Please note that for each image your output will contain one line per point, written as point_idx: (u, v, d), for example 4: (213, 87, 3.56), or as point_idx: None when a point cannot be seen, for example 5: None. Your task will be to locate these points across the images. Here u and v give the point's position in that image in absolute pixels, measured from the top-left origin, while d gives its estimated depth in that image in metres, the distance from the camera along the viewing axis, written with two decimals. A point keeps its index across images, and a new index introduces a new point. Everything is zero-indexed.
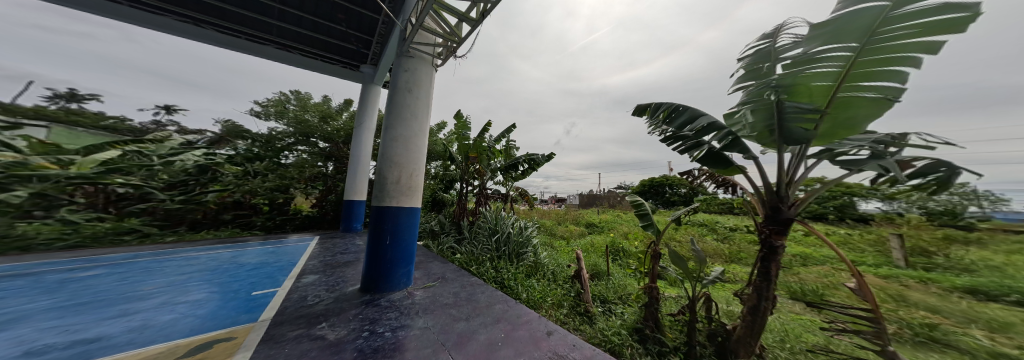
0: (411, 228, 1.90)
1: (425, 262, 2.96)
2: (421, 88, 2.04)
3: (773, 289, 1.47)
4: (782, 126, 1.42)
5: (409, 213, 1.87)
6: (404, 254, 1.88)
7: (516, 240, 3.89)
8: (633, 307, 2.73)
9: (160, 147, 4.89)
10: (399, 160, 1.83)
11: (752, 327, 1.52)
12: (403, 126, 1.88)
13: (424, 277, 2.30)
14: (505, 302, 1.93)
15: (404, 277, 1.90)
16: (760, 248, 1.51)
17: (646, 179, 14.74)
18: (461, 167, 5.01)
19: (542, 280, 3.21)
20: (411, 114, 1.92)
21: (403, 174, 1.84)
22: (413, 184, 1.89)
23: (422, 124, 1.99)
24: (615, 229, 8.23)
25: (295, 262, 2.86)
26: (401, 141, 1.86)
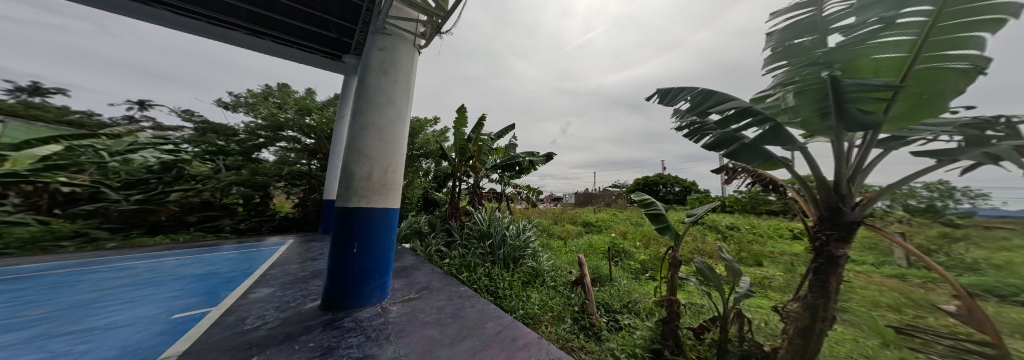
0: (388, 233, 1.65)
1: (410, 268, 2.71)
2: (400, 70, 1.78)
3: (829, 309, 1.66)
4: (840, 108, 1.43)
5: (383, 216, 1.61)
6: (378, 263, 1.63)
7: (512, 243, 3.65)
8: (645, 320, 2.64)
9: (116, 142, 4.48)
10: (371, 152, 1.56)
11: (807, 351, 1.70)
12: (376, 113, 1.62)
13: (403, 288, 2.04)
14: (498, 319, 1.70)
15: (377, 290, 1.65)
16: (821, 260, 1.69)
17: (641, 177, 14.61)
18: (454, 163, 4.73)
19: (541, 288, 3.01)
20: (388, 99, 1.66)
21: (376, 169, 1.58)
22: (392, 180, 1.65)
23: (403, 111, 1.75)
24: (612, 228, 8.05)
25: (249, 272, 2.57)
26: (376, 130, 1.60)
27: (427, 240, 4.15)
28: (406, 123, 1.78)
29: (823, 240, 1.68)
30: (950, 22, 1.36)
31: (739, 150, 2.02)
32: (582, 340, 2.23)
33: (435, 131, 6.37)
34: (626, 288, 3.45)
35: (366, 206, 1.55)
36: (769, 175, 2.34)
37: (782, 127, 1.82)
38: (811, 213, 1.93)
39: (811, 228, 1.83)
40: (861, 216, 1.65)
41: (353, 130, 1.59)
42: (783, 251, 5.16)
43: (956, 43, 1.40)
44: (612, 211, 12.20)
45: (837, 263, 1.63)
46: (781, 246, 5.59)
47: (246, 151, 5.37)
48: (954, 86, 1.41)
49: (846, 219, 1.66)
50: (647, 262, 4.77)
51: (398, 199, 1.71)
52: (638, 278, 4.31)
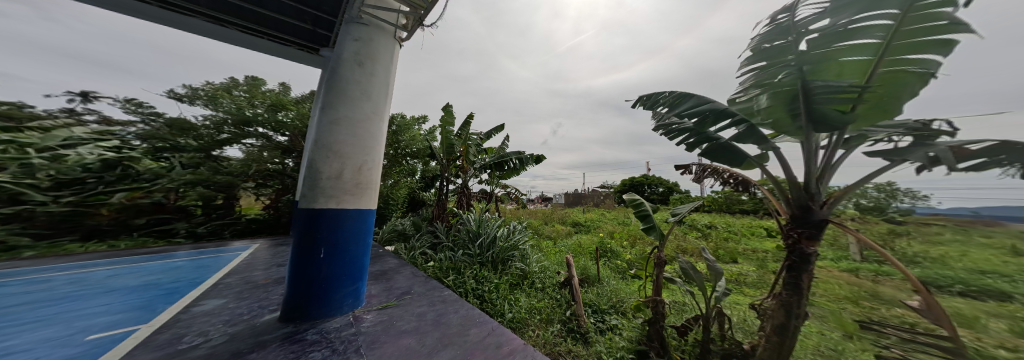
0: (361, 235, 1.54)
1: (390, 271, 2.57)
2: (378, 62, 1.66)
3: (802, 306, 1.72)
4: (812, 109, 1.51)
5: (354, 218, 1.49)
6: (349, 269, 1.52)
7: (501, 245, 3.56)
8: (632, 320, 2.64)
9: (47, 137, 3.79)
10: (342, 149, 1.43)
11: (781, 346, 1.75)
12: (349, 106, 1.48)
13: (379, 295, 1.91)
14: (482, 326, 1.62)
15: (349, 298, 1.54)
16: (793, 257, 1.75)
17: (628, 178, 14.91)
18: (441, 163, 4.57)
19: (529, 291, 2.95)
20: (364, 93, 1.55)
21: (347, 167, 1.45)
22: (367, 179, 1.54)
23: (380, 107, 1.63)
24: (600, 228, 8.13)
25: (199, 282, 2.36)
26: (348, 125, 1.47)
27: (411, 242, 3.99)
28: (384, 119, 1.67)
29: (795, 238, 1.74)
30: (914, 26, 1.39)
31: (717, 150, 2.07)
32: (570, 343, 2.19)
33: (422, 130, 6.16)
34: (615, 288, 3.45)
35: (336, 207, 1.43)
36: (742, 176, 2.37)
37: (755, 127, 1.88)
38: (782, 212, 2.00)
39: (785, 227, 1.89)
40: (829, 214, 1.73)
41: (320, 124, 1.44)
42: (759, 248, 5.38)
43: (916, 48, 1.43)
44: (600, 211, 12.36)
45: (808, 261, 1.69)
46: (758, 243, 5.83)
47: (209, 148, 4.87)
48: (907, 89, 1.49)
49: (815, 218, 1.73)
50: (633, 261, 4.82)
51: (374, 199, 1.60)
52: (625, 278, 4.34)
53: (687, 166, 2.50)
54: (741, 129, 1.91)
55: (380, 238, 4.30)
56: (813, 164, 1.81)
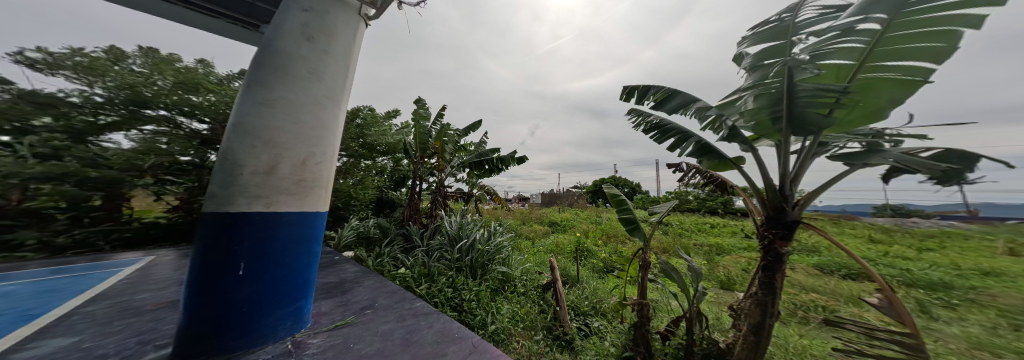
0: (300, 244, 1.25)
1: (347, 283, 2.25)
2: (334, 40, 1.39)
3: (774, 305, 1.76)
4: (795, 112, 1.52)
5: (291, 223, 1.19)
6: (284, 286, 1.23)
7: (481, 248, 3.37)
8: (616, 324, 2.61)
9: None
10: (277, 137, 1.12)
11: (757, 345, 1.77)
12: (291, 85, 1.18)
13: (329, 314, 1.63)
14: (464, 342, 1.47)
15: (286, 320, 1.27)
16: (767, 256, 1.79)
17: (600, 179, 15.45)
18: (414, 161, 4.23)
19: (511, 298, 2.81)
20: (313, 73, 1.27)
21: (284, 160, 1.14)
22: (312, 176, 1.25)
23: (333, 92, 1.37)
24: (575, 227, 8.27)
25: (44, 310, 1.75)
26: (289, 108, 1.16)
27: (377, 247, 3.61)
28: (336, 106, 1.41)
29: (770, 238, 1.77)
30: (901, 32, 1.47)
31: (697, 150, 2.08)
32: (555, 353, 2.13)
33: (394, 126, 5.73)
34: (595, 289, 3.44)
35: (264, 211, 1.10)
36: (721, 176, 2.42)
37: (742, 131, 1.85)
38: (758, 214, 2.04)
39: (760, 228, 1.92)
40: (799, 215, 1.78)
41: (243, 102, 1.09)
42: (718, 245, 5.83)
43: (898, 55, 1.53)
44: (574, 211, 12.60)
45: (782, 260, 1.73)
46: (716, 240, 6.33)
47: (83, 133, 3.16)
48: (888, 94, 1.59)
49: (787, 218, 1.77)
50: (609, 259, 4.91)
51: (319, 200, 1.32)
52: (602, 277, 4.38)
53: (680, 164, 2.48)
54: (722, 132, 1.89)
55: (336, 244, 3.88)
56: (787, 167, 1.86)
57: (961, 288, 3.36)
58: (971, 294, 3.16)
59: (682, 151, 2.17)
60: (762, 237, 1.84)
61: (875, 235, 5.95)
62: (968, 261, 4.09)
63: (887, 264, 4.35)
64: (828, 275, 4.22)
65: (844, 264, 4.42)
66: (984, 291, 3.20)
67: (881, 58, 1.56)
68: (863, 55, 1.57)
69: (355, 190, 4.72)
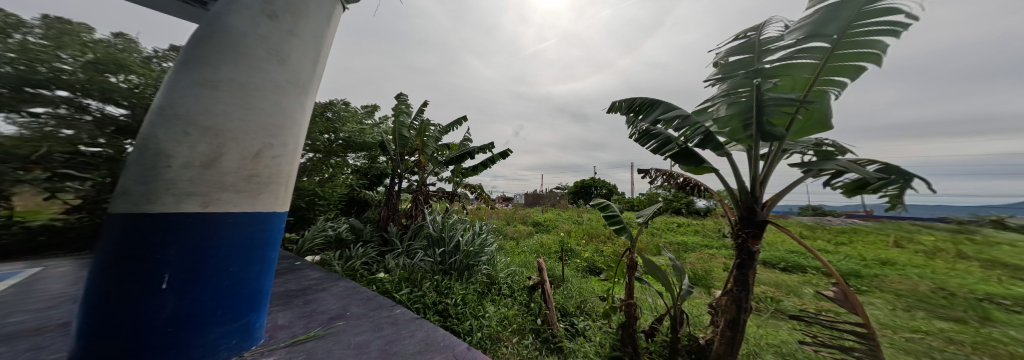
0: (248, 250, 1.09)
1: (312, 291, 2.04)
2: (303, 21, 1.24)
3: (749, 301, 1.81)
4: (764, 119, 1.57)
5: (236, 226, 1.03)
6: (226, 299, 1.06)
7: (466, 250, 3.26)
8: (605, 324, 2.62)
9: None
10: (220, 123, 0.94)
11: (733, 341, 1.81)
12: (244, 65, 1.02)
13: (290, 328, 1.44)
14: (451, 350, 1.41)
15: (232, 338, 1.10)
16: (739, 253, 1.85)
17: (581, 180, 15.78)
18: (394, 157, 4.00)
19: (498, 302, 2.73)
20: (275, 55, 1.11)
21: (229, 151, 0.97)
22: (266, 171, 1.09)
23: (298, 78, 1.21)
24: (557, 227, 8.36)
25: None
26: (237, 91, 0.99)
27: (351, 250, 3.37)
28: (301, 95, 1.24)
29: (742, 238, 1.84)
30: (847, 51, 1.61)
31: (678, 154, 2.10)
32: (545, 356, 2.11)
33: (372, 122, 5.45)
34: (579, 288, 3.47)
35: (200, 211, 0.93)
36: (694, 179, 2.49)
37: (716, 136, 1.89)
38: (730, 214, 2.11)
39: (732, 227, 1.99)
40: (767, 215, 1.86)
41: (175, 81, 0.91)
42: (687, 243, 6.17)
43: (845, 71, 1.67)
44: (556, 211, 12.73)
45: (755, 258, 1.79)
46: (682, 238, 6.73)
47: None
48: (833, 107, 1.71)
49: (758, 217, 1.84)
50: (593, 260, 4.96)
51: (275, 199, 1.16)
52: (585, 276, 4.42)
53: (648, 170, 2.61)
54: (698, 134, 1.96)
55: (298, 248, 3.50)
56: (756, 170, 1.94)
57: (875, 276, 3.94)
58: (881, 281, 3.70)
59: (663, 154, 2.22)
60: (736, 236, 1.90)
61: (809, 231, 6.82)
62: (872, 252, 4.90)
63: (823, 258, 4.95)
64: (768, 268, 4.72)
65: (785, 258, 4.92)
66: (886, 277, 3.82)
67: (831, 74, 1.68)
68: (817, 70, 1.68)
69: (326, 189, 4.38)
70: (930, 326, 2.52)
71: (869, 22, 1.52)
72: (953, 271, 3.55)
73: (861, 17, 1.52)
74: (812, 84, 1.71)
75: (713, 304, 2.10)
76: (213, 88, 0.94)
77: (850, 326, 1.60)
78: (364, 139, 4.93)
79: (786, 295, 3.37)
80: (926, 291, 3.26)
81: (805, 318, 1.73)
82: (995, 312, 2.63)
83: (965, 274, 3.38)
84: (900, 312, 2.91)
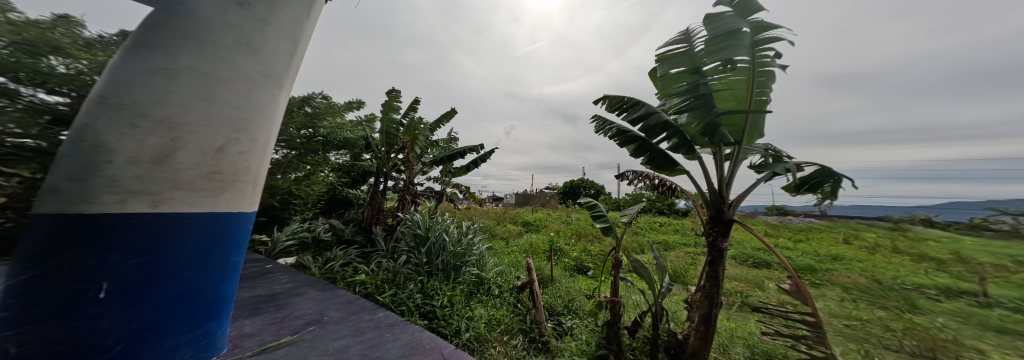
0: (206, 255, 1.02)
1: (284, 296, 1.94)
2: (279, 10, 1.16)
3: (720, 296, 1.87)
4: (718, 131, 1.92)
5: (193, 231, 0.96)
6: (179, 307, 0.98)
7: (454, 250, 3.19)
8: (591, 323, 2.64)
9: None
10: (175, 116, 0.87)
11: (706, 335, 1.86)
12: (208, 54, 0.94)
13: (256, 337, 1.35)
14: (432, 353, 1.37)
15: (190, 347, 1.03)
16: (710, 251, 1.92)
17: (570, 180, 15.94)
18: (379, 155, 3.88)
19: (485, 302, 2.70)
20: (244, 44, 1.04)
21: (186, 146, 0.89)
22: (230, 169, 1.02)
23: (272, 70, 1.14)
24: (547, 227, 8.40)
25: None
26: (199, 82, 0.92)
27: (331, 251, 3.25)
28: (274, 88, 1.17)
29: (712, 236, 1.92)
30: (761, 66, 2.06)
31: (657, 157, 2.29)
32: (532, 356, 2.12)
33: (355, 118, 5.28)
34: (567, 288, 3.49)
35: (151, 212, 0.86)
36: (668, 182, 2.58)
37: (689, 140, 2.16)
38: (702, 214, 2.18)
39: (704, 226, 2.06)
40: (733, 214, 1.94)
41: (124, 67, 0.82)
42: (669, 242, 6.35)
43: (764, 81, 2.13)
44: (546, 211, 12.80)
45: (723, 255, 1.86)
46: (664, 237, 6.93)
47: None
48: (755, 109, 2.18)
49: (724, 216, 1.92)
50: (581, 259, 5.01)
51: (239, 197, 1.09)
52: (573, 275, 4.46)
53: (625, 174, 2.72)
54: (672, 143, 2.20)
55: (269, 250, 3.28)
56: (724, 172, 2.01)
57: (829, 270, 4.26)
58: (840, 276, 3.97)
59: (640, 157, 2.39)
60: (707, 234, 1.98)
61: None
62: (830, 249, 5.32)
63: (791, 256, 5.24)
64: (739, 264, 4.95)
65: (750, 254, 5.18)
66: (843, 272, 4.10)
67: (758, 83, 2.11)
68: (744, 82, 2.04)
69: (303, 186, 4.17)
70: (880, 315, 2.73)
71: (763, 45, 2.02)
72: (890, 264, 3.92)
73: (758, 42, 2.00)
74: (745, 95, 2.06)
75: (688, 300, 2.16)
76: (168, 78, 0.87)
77: (803, 316, 1.71)
78: (347, 136, 4.76)
79: (751, 289, 3.56)
80: (876, 285, 3.55)
81: (770, 310, 1.81)
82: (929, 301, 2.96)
83: (898, 266, 3.72)
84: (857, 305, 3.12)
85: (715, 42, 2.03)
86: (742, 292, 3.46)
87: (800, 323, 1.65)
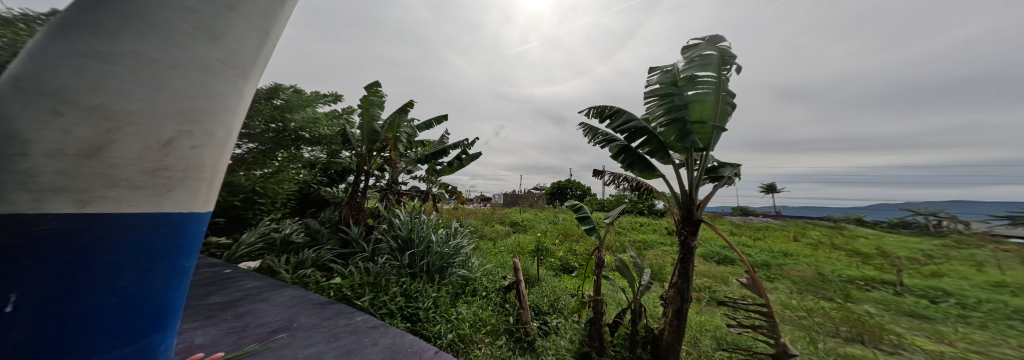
0: (148, 256, 0.71)
1: (245, 302, 1.82)
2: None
3: (690, 292, 1.95)
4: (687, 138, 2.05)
5: (126, 226, 0.65)
6: (121, 321, 0.70)
7: (439, 251, 3.13)
8: (575, 321, 2.71)
9: None
10: (110, 103, 0.58)
11: (678, 328, 1.95)
12: (185, 31, 0.69)
13: (210, 348, 1.25)
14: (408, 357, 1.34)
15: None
16: (681, 248, 2.01)
17: (557, 181, 16.19)
18: (360, 154, 3.76)
19: (472, 303, 2.68)
20: (203, 26, 0.72)
21: (127, 139, 0.60)
22: (181, 164, 0.69)
23: (236, 58, 0.80)
24: (535, 227, 8.48)
25: None
26: (142, 69, 0.62)
27: (303, 252, 3.10)
28: (240, 78, 0.83)
29: (683, 234, 2.02)
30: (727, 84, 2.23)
31: (636, 161, 2.38)
32: (517, 356, 2.14)
33: (333, 113, 5.07)
34: (555, 287, 3.52)
35: (73, 212, 0.56)
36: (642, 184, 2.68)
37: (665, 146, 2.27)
38: (674, 214, 2.28)
39: (675, 225, 2.16)
40: (700, 215, 2.04)
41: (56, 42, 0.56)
42: (648, 241, 6.55)
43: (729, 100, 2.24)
44: (534, 211, 12.92)
45: (692, 253, 1.95)
46: (644, 236, 7.15)
47: None
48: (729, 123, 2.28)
49: (694, 216, 2.02)
50: (566, 258, 5.07)
51: (192, 196, 0.76)
52: (558, 275, 4.53)
53: (603, 173, 2.80)
54: (651, 148, 2.29)
55: (228, 254, 3.02)
56: (693, 175, 2.11)
57: (783, 267, 4.96)
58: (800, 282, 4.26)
59: (621, 161, 2.47)
60: (677, 232, 2.08)
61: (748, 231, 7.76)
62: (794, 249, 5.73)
63: (760, 257, 5.57)
64: (709, 261, 5.22)
65: (720, 252, 5.47)
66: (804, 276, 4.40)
67: (724, 101, 2.22)
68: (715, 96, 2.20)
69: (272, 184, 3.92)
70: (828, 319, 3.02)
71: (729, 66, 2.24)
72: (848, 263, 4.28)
73: (725, 62, 2.23)
74: (717, 107, 2.20)
75: (662, 296, 2.24)
76: (106, 62, 0.58)
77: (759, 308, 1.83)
78: (324, 133, 4.61)
79: (721, 285, 3.77)
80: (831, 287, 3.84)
81: (734, 304, 1.91)
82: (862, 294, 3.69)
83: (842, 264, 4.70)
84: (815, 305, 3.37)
85: (689, 60, 2.32)
86: (712, 287, 3.66)
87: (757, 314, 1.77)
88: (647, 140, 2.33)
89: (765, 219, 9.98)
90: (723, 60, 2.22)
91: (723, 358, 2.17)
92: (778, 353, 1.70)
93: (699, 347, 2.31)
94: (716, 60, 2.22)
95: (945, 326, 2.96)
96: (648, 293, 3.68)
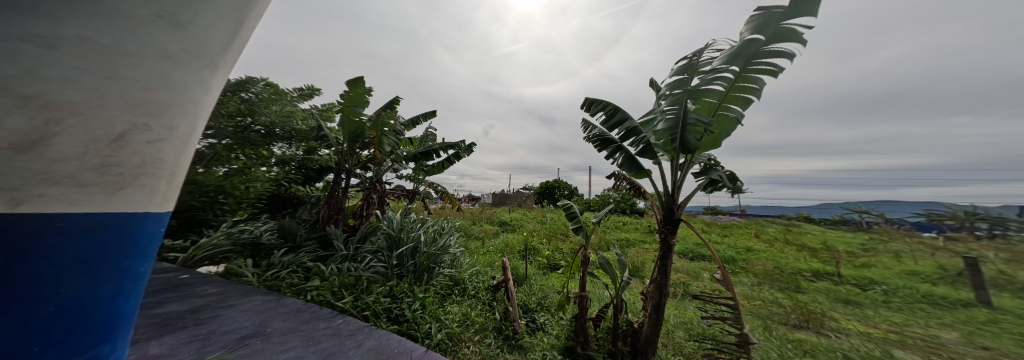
0: (95, 260, 0.71)
1: (209, 309, 1.72)
2: None
3: (668, 287, 2.05)
4: (684, 137, 2.15)
5: (72, 234, 0.64)
6: (63, 331, 0.70)
7: (426, 251, 3.10)
8: (559, 316, 2.80)
9: None
10: (50, 93, 0.53)
11: (656, 321, 2.05)
12: (155, 18, 0.64)
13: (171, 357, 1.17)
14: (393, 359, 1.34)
15: None
16: (659, 243, 2.10)
17: (545, 181, 16.36)
18: (341, 152, 3.66)
19: (461, 304, 2.68)
20: (166, 13, 0.65)
21: (70, 131, 0.56)
22: (135, 160, 0.67)
23: (202, 48, 0.74)
24: (524, 226, 8.57)
25: None
26: (87, 57, 0.57)
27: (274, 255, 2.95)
28: (204, 68, 0.78)
29: (664, 233, 2.11)
30: (744, 83, 2.35)
31: (625, 160, 2.46)
32: (506, 354, 2.17)
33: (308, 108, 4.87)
34: (542, 285, 3.58)
35: (12, 215, 0.55)
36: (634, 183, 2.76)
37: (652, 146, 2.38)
38: (655, 214, 2.38)
39: (656, 224, 2.26)
40: (679, 216, 2.14)
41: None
42: (629, 239, 6.78)
43: (737, 100, 2.40)
44: (522, 211, 13.04)
45: (670, 249, 2.05)
46: (626, 235, 7.39)
47: None
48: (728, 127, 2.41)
49: (674, 216, 2.13)
50: (553, 257, 5.17)
51: (146, 196, 0.75)
52: (546, 273, 4.61)
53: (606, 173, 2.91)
54: (639, 148, 2.38)
55: (185, 257, 2.83)
56: (675, 176, 2.22)
57: (749, 263, 5.40)
58: (762, 278, 4.58)
59: (612, 159, 2.55)
60: (659, 231, 2.18)
61: (716, 231, 8.34)
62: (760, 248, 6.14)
63: (733, 254, 5.90)
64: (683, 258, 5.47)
65: (692, 249, 5.78)
66: (769, 273, 4.74)
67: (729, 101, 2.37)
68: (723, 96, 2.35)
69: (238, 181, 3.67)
70: (783, 311, 3.30)
71: (761, 59, 2.28)
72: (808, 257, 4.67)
73: (759, 55, 2.26)
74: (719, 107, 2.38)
75: (640, 291, 2.31)
76: (46, 46, 0.52)
77: (725, 300, 1.96)
78: (298, 128, 4.53)
79: (693, 280, 4.02)
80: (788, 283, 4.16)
81: (706, 298, 2.02)
82: (818, 292, 4.04)
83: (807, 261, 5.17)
84: (776, 299, 3.64)
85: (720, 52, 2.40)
86: (685, 281, 3.90)
87: (724, 307, 1.87)
88: (636, 140, 2.43)
89: (732, 219, 10.78)
90: (759, 52, 2.24)
91: (694, 348, 2.32)
92: (740, 341, 1.84)
93: (673, 338, 2.45)
94: (751, 52, 2.26)
95: (884, 315, 3.30)
96: (630, 290, 3.83)
